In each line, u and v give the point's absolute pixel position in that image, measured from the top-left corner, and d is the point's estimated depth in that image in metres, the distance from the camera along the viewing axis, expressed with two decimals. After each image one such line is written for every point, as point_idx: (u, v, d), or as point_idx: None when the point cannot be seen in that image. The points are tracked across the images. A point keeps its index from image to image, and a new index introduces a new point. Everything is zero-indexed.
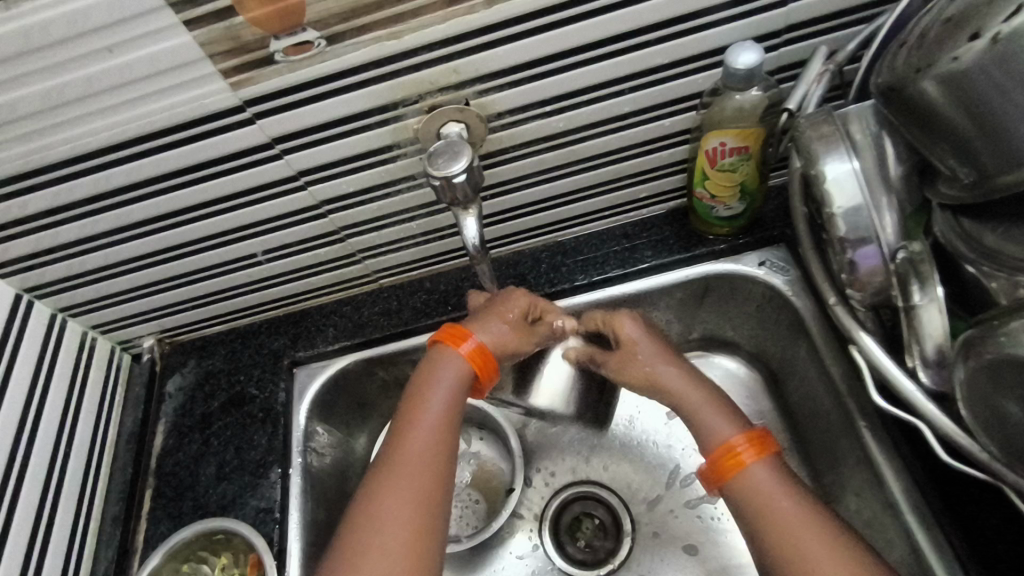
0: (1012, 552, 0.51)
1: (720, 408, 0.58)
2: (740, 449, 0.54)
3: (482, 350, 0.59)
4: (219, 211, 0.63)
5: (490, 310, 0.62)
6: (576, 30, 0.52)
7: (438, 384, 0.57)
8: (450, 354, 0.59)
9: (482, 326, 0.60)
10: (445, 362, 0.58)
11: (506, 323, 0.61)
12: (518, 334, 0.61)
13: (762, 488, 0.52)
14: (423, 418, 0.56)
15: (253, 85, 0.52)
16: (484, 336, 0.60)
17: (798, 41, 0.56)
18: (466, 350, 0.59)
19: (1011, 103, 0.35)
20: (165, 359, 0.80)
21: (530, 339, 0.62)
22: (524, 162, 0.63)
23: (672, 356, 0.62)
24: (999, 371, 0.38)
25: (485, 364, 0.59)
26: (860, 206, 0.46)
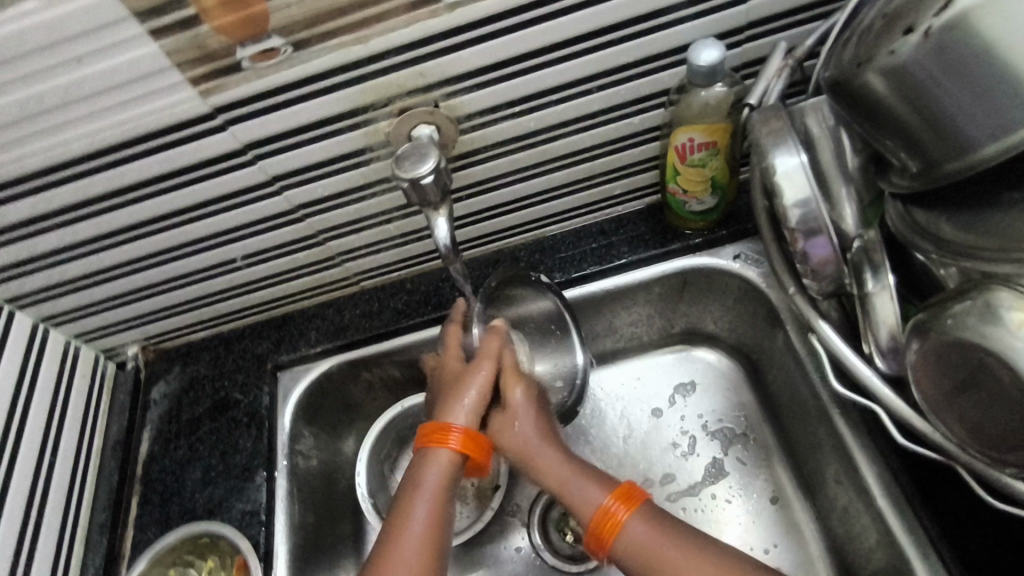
0: (981, 531, 0.52)
1: (586, 470, 0.59)
2: (611, 510, 0.55)
3: (471, 436, 0.60)
4: (196, 218, 0.64)
5: (455, 386, 0.61)
6: (539, 31, 0.53)
7: (427, 484, 0.57)
8: (440, 454, 0.59)
9: (452, 409, 0.61)
10: (440, 465, 0.58)
11: (472, 398, 0.61)
12: (473, 373, 0.61)
13: (644, 545, 0.54)
14: (411, 524, 0.56)
15: (222, 93, 0.52)
16: (461, 416, 0.60)
17: (761, 37, 0.57)
18: (455, 445, 0.59)
19: (952, 94, 0.36)
20: (150, 367, 0.81)
21: (485, 364, 0.62)
22: (498, 161, 0.63)
23: (544, 423, 0.62)
24: (947, 354, 0.39)
25: (476, 437, 0.60)
26: (810, 198, 0.45)
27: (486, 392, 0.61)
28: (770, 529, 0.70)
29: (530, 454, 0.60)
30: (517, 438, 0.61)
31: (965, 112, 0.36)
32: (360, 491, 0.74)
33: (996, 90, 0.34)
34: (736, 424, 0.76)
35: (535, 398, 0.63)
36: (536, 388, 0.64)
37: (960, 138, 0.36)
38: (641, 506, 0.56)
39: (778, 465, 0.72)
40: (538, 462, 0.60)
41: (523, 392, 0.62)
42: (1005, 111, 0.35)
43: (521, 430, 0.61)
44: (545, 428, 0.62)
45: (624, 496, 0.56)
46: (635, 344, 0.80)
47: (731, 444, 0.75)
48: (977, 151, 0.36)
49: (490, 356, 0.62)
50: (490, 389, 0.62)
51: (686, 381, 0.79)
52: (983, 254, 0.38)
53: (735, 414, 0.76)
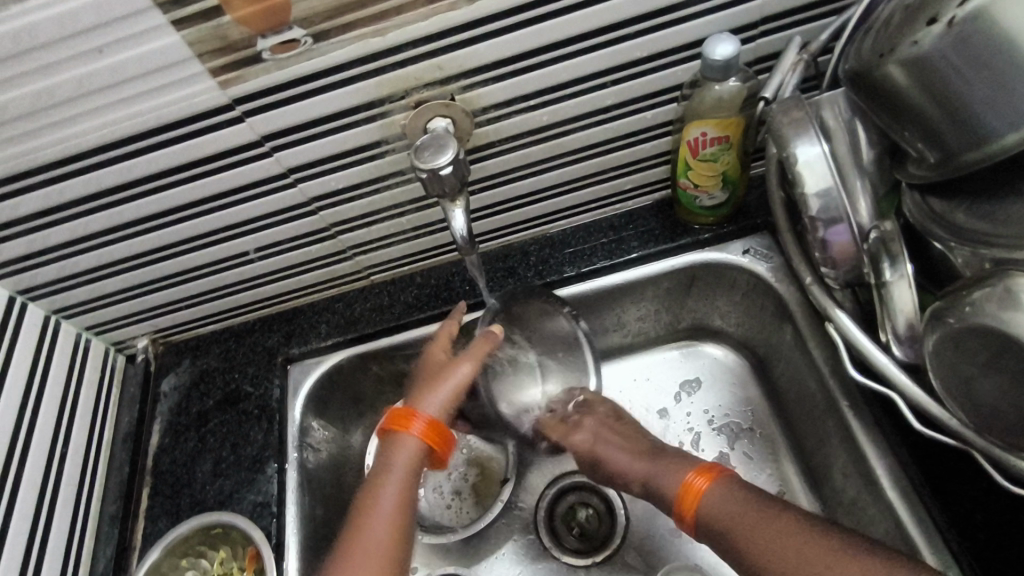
0: (989, 519, 0.53)
1: (668, 459, 0.61)
2: (692, 481, 0.58)
3: (434, 424, 0.61)
4: (211, 210, 0.64)
5: (433, 379, 0.63)
6: (556, 25, 0.53)
7: (393, 465, 0.58)
8: (405, 437, 0.60)
9: (424, 397, 0.62)
10: (403, 448, 0.59)
11: (449, 389, 0.62)
12: (454, 368, 0.63)
13: (730, 508, 0.54)
14: (378, 505, 0.57)
15: (241, 84, 0.53)
16: (432, 406, 0.62)
17: (773, 33, 0.58)
18: (419, 429, 0.60)
19: (971, 85, 0.36)
20: (160, 359, 0.81)
21: (468, 361, 0.63)
22: (511, 155, 0.64)
23: (617, 439, 0.66)
24: (963, 339, 0.39)
25: (441, 430, 0.61)
26: (830, 188, 0.46)
27: (461, 387, 0.63)
28: None
29: (619, 467, 0.64)
30: (604, 469, 0.65)
31: (984, 102, 0.36)
32: None
33: (1016, 82, 0.35)
34: (742, 419, 0.76)
35: (595, 424, 0.67)
36: (592, 414, 0.68)
37: (980, 128, 0.37)
38: (724, 478, 0.57)
39: (784, 459, 0.73)
40: (626, 470, 0.63)
41: (578, 427, 0.67)
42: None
43: (606, 450, 0.65)
44: (627, 440, 0.65)
45: (704, 471, 0.58)
46: (643, 339, 0.81)
47: (738, 439, 0.75)
48: (995, 142, 0.37)
49: (477, 355, 0.64)
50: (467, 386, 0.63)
51: (692, 378, 0.79)
52: (1002, 244, 0.39)
53: (743, 409, 0.77)
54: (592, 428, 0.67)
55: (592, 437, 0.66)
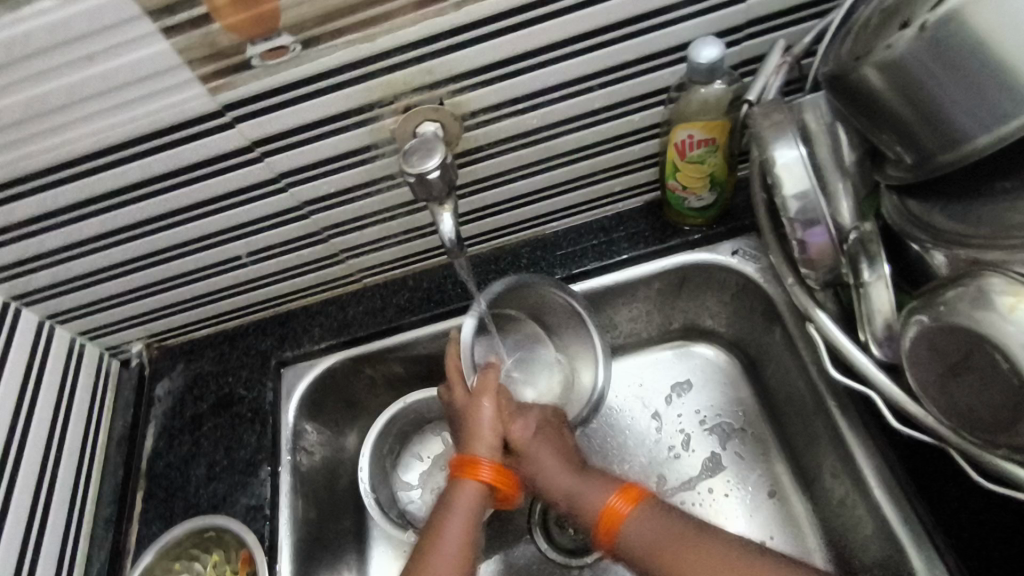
0: (974, 519, 0.53)
1: (596, 477, 0.62)
2: (615, 506, 0.59)
3: (500, 472, 0.62)
4: (203, 214, 0.64)
5: (473, 420, 0.63)
6: (543, 30, 0.54)
7: (461, 510, 0.59)
8: (475, 486, 0.61)
9: (473, 442, 0.63)
10: (470, 496, 0.60)
11: (498, 433, 0.63)
12: (480, 408, 0.63)
13: (648, 535, 0.57)
14: (444, 547, 0.58)
15: (232, 90, 0.53)
16: (482, 449, 0.63)
17: (758, 36, 0.58)
18: (487, 477, 0.61)
19: (945, 89, 0.37)
20: (154, 363, 0.81)
21: (490, 397, 0.64)
22: (501, 159, 0.65)
23: (552, 442, 0.64)
24: (937, 339, 0.40)
25: (508, 473, 0.62)
26: (808, 190, 0.47)
27: (496, 424, 0.63)
28: (768, 521, 0.71)
29: (548, 474, 0.63)
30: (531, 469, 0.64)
31: (958, 106, 0.37)
32: (362, 485, 0.74)
33: (987, 84, 0.36)
34: (733, 419, 0.77)
35: (532, 423, 0.65)
36: (529, 412, 0.65)
37: (953, 130, 0.38)
38: (644, 501, 0.59)
39: (774, 458, 0.74)
40: (554, 480, 0.63)
41: (517, 423, 0.64)
42: (995, 105, 0.36)
43: (539, 453, 0.63)
44: (561, 448, 0.64)
45: (629, 494, 0.59)
46: (634, 340, 0.81)
47: (729, 439, 0.76)
48: (968, 144, 0.38)
49: (493, 391, 0.64)
50: (500, 422, 0.64)
51: (683, 380, 0.80)
52: (977, 243, 0.40)
53: (733, 409, 0.77)
54: (530, 427, 0.64)
55: (530, 437, 0.64)
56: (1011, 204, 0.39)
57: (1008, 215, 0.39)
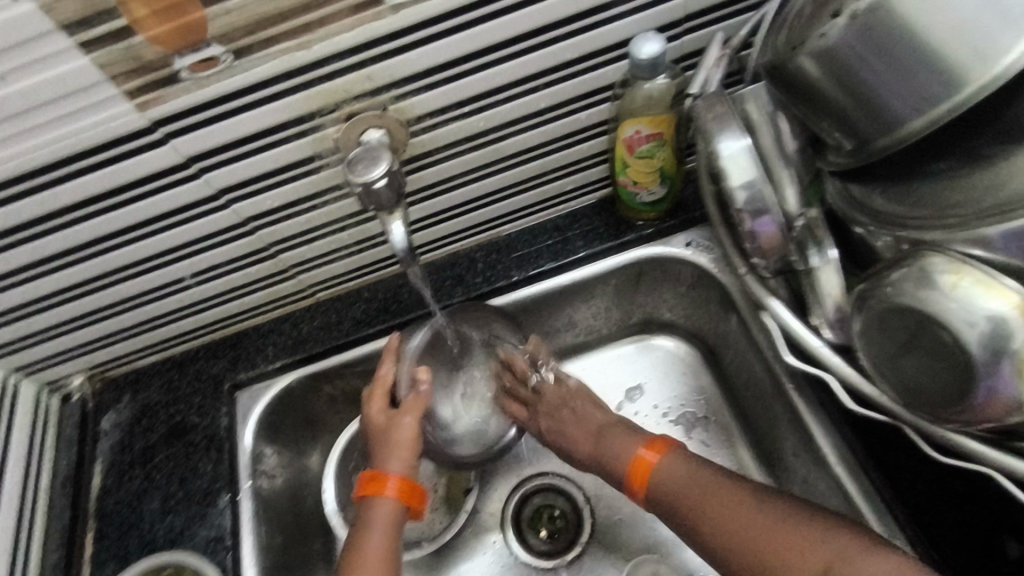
0: (929, 489, 0.55)
1: (613, 424, 0.67)
2: (645, 456, 0.61)
3: (408, 482, 0.62)
4: (141, 236, 0.61)
5: (387, 437, 0.63)
6: (484, 31, 0.53)
7: (376, 526, 0.59)
8: (382, 498, 0.61)
9: (388, 457, 0.63)
10: (381, 514, 0.60)
11: (404, 446, 0.63)
12: (399, 424, 0.63)
13: (685, 483, 0.58)
14: (360, 556, 0.58)
15: (162, 104, 0.51)
16: (396, 464, 0.62)
17: (697, 30, 0.59)
18: (393, 488, 0.61)
19: (874, 71, 0.38)
20: (98, 397, 0.77)
21: (410, 414, 0.64)
22: (449, 163, 0.64)
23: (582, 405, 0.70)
24: (888, 320, 0.41)
25: (415, 485, 0.62)
26: (754, 180, 0.47)
27: (414, 438, 0.63)
28: None
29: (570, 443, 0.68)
30: (551, 422, 0.70)
31: (888, 88, 0.38)
32: (328, 506, 0.74)
33: (918, 69, 0.37)
34: (697, 407, 0.78)
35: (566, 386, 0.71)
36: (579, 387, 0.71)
37: (889, 114, 0.39)
38: (674, 451, 0.61)
39: (737, 444, 0.75)
40: (579, 441, 0.67)
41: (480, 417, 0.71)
42: (927, 89, 0.37)
43: (567, 427, 0.69)
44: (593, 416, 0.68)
45: (656, 445, 0.62)
46: (596, 337, 0.81)
47: (694, 427, 0.77)
48: (902, 126, 0.39)
49: (416, 408, 0.64)
50: (416, 437, 0.64)
51: (633, 386, 0.80)
52: (915, 223, 0.41)
53: (696, 398, 0.78)
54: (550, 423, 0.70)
55: (552, 414, 0.70)
56: (942, 185, 0.41)
57: (941, 197, 0.40)
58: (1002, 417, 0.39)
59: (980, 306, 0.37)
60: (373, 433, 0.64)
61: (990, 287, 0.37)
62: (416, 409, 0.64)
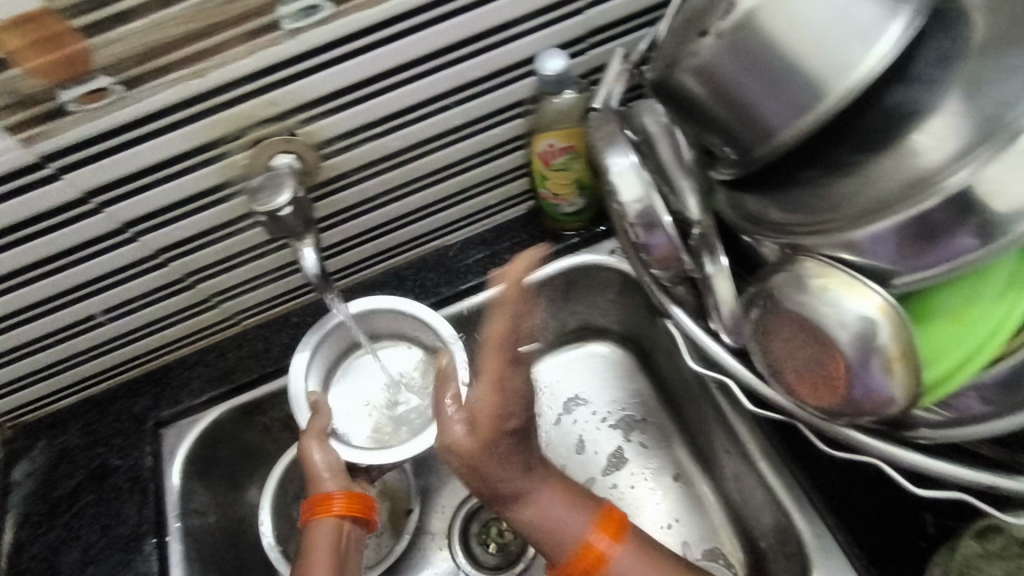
0: (841, 474, 0.57)
1: (556, 491, 0.60)
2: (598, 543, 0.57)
3: (353, 497, 0.59)
4: (41, 275, 0.58)
5: (307, 467, 0.60)
6: (387, 53, 0.53)
7: (323, 554, 0.56)
8: (327, 520, 0.58)
9: (319, 480, 0.60)
10: (328, 538, 0.57)
11: (329, 467, 0.60)
12: (308, 455, 0.60)
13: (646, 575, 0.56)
14: None
15: (49, 139, 0.49)
16: (330, 482, 0.59)
17: (601, 45, 0.61)
18: (339, 508, 0.58)
19: (748, 85, 0.39)
20: (9, 446, 0.72)
21: (314, 440, 0.60)
22: (367, 183, 0.63)
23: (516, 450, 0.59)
24: (773, 325, 0.42)
25: (358, 495, 0.59)
26: (644, 194, 0.49)
27: (329, 457, 0.60)
28: (676, 505, 0.73)
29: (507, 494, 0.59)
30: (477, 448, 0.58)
31: (763, 101, 0.39)
32: (266, 540, 0.71)
33: (785, 82, 0.38)
34: (635, 410, 0.79)
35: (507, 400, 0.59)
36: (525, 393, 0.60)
37: (763, 125, 0.40)
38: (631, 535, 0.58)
39: (674, 443, 0.77)
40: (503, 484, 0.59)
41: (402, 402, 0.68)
42: (794, 100, 0.38)
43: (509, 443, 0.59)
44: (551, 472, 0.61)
45: (613, 527, 0.58)
46: None
47: (632, 430, 0.78)
48: (776, 136, 0.40)
49: (319, 430, 0.61)
50: (333, 454, 0.60)
51: (572, 396, 0.80)
52: (797, 231, 0.42)
53: (633, 401, 0.79)
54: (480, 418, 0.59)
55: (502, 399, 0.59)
56: (814, 193, 0.42)
57: (812, 204, 0.42)
58: (880, 410, 0.40)
59: (847, 307, 0.39)
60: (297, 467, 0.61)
61: (854, 288, 0.39)
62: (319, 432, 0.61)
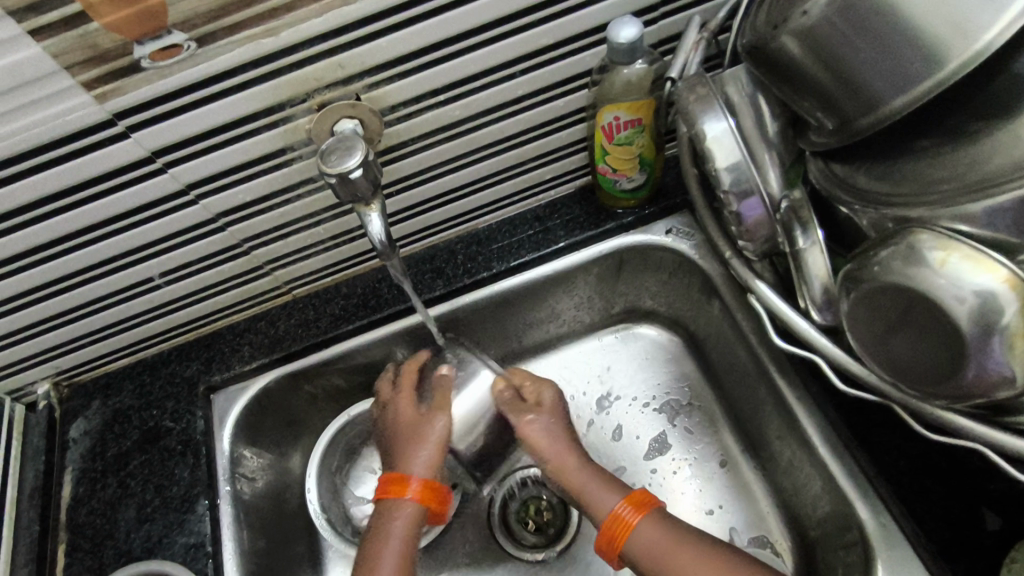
0: (912, 464, 0.56)
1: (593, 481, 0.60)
2: (624, 515, 0.56)
3: (430, 485, 0.62)
4: (105, 235, 0.59)
5: (409, 439, 0.64)
6: (458, 16, 0.52)
7: (397, 534, 0.59)
8: (403, 502, 0.61)
9: (409, 456, 0.63)
10: (403, 517, 0.60)
11: (428, 445, 0.63)
12: (431, 422, 0.64)
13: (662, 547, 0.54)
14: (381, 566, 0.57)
15: (122, 96, 0.48)
16: (418, 465, 0.62)
17: (671, 15, 0.59)
18: (414, 491, 0.61)
19: (854, 49, 0.39)
20: (65, 405, 0.73)
21: (438, 413, 0.65)
22: (424, 154, 0.62)
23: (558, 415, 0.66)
24: (876, 298, 0.42)
25: (435, 487, 0.62)
26: (738, 161, 0.49)
27: (440, 440, 0.64)
28: (720, 492, 0.72)
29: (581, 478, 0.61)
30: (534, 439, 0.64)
31: (869, 68, 0.39)
32: (312, 507, 0.71)
33: (899, 48, 0.37)
34: (681, 395, 0.77)
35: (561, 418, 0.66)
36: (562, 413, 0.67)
37: (869, 96, 0.40)
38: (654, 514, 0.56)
39: (723, 428, 0.75)
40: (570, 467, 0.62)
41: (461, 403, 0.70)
42: (910, 68, 0.37)
43: (563, 468, 0.62)
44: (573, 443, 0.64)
45: (635, 502, 0.57)
46: (578, 328, 0.80)
47: (677, 415, 0.76)
48: (885, 106, 0.39)
49: (445, 407, 0.65)
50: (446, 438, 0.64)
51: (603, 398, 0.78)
52: (899, 201, 0.43)
53: (680, 385, 0.78)
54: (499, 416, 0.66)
55: (546, 436, 0.64)
56: (929, 160, 0.41)
57: (926, 173, 0.41)
58: (990, 389, 0.39)
59: (969, 281, 0.37)
60: (399, 426, 0.65)
61: (981, 262, 0.37)
62: (439, 405, 0.65)
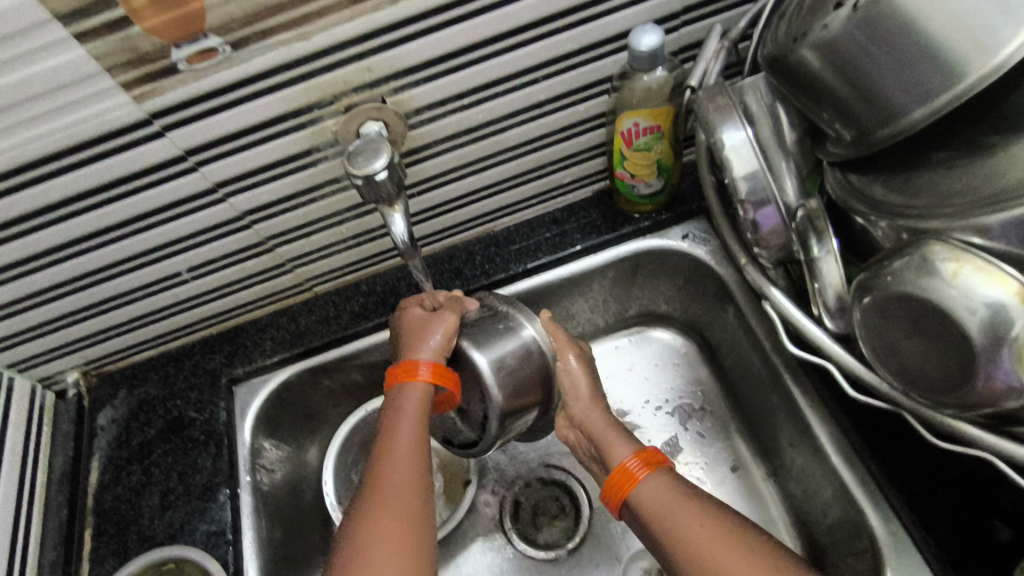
0: (924, 474, 0.56)
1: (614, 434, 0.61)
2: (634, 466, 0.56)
3: (441, 369, 0.58)
4: (137, 229, 0.61)
5: (418, 331, 0.60)
6: (483, 23, 0.53)
7: (410, 409, 0.55)
8: (412, 384, 0.57)
9: (420, 345, 0.59)
10: (412, 396, 0.56)
11: (438, 337, 0.60)
12: (439, 318, 0.61)
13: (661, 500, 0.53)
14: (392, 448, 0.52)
15: (158, 96, 0.50)
16: (426, 354, 0.59)
17: (692, 24, 0.60)
18: (425, 374, 0.57)
19: (874, 62, 0.39)
20: (93, 393, 0.76)
21: (450, 312, 0.61)
22: (446, 157, 0.64)
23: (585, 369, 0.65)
24: (888, 304, 0.42)
25: (446, 370, 0.58)
26: (756, 170, 0.50)
27: (448, 335, 0.60)
28: (730, 496, 0.72)
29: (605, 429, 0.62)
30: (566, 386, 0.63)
31: (889, 80, 0.39)
32: (328, 499, 0.74)
33: (918, 61, 0.38)
34: (693, 399, 0.78)
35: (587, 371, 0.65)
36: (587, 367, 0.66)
37: (888, 108, 0.40)
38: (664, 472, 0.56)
39: (734, 433, 0.75)
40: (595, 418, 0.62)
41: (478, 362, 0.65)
42: (928, 80, 0.38)
43: (588, 418, 0.62)
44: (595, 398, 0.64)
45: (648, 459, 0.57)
46: (592, 329, 0.81)
47: (689, 418, 0.77)
48: (904, 118, 0.40)
49: (455, 309, 0.62)
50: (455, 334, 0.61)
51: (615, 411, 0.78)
52: (915, 213, 0.43)
53: (692, 389, 0.78)
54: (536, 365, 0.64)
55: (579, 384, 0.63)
56: (948, 173, 0.42)
57: (945, 185, 0.42)
58: (998, 400, 0.40)
59: (980, 293, 0.38)
60: (408, 325, 0.61)
61: (993, 274, 0.37)
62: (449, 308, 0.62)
